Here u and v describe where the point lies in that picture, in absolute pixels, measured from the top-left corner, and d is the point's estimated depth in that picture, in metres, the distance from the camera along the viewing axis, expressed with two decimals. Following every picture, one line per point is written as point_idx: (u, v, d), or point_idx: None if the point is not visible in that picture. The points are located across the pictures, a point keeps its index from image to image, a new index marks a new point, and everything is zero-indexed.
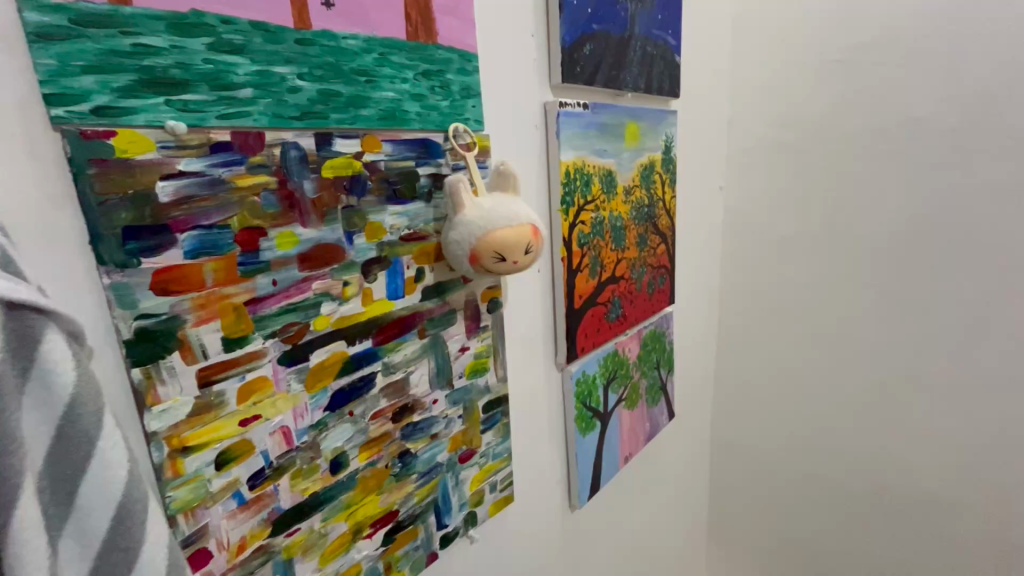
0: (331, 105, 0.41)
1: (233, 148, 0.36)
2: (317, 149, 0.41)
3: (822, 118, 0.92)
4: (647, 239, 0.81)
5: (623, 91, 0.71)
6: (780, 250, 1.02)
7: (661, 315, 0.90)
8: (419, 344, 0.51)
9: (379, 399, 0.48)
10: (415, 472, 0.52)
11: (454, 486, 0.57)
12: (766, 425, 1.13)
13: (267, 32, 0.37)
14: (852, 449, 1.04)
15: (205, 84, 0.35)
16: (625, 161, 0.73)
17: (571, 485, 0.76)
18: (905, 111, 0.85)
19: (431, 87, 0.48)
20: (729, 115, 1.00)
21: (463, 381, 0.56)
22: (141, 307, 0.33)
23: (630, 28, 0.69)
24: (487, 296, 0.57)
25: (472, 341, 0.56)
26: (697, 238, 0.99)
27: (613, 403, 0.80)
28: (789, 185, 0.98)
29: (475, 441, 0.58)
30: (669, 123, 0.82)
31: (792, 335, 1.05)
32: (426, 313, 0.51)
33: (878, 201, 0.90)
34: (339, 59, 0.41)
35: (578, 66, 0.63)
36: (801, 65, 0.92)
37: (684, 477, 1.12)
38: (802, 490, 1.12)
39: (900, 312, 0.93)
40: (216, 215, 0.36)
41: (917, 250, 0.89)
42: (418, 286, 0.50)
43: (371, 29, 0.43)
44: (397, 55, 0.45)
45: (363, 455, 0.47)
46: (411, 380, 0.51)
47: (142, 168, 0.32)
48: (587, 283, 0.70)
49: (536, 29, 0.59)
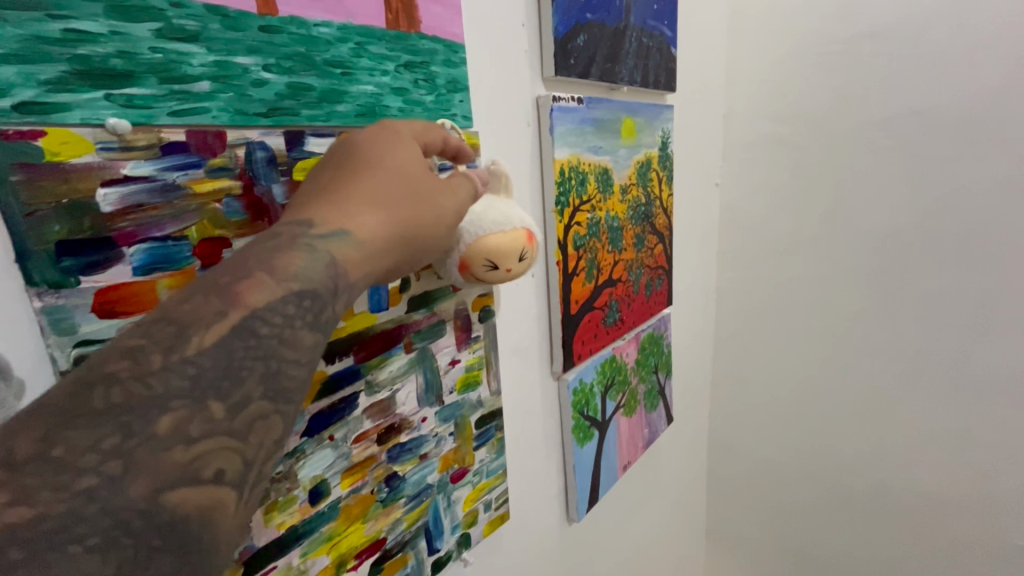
0: (303, 102, 0.30)
1: (192, 151, 0.26)
2: (288, 149, 0.30)
3: (827, 112, 0.79)
4: (644, 240, 0.70)
5: (618, 85, 0.60)
6: (779, 254, 0.89)
7: (659, 316, 0.77)
8: (406, 360, 0.40)
9: (362, 420, 0.37)
10: (403, 496, 0.41)
11: (446, 507, 0.45)
12: (769, 449, 0.99)
13: (225, 17, 0.27)
14: (873, 473, 0.90)
15: (154, 76, 0.25)
16: (622, 159, 0.62)
17: (569, 499, 0.64)
18: (915, 102, 0.73)
19: (415, 80, 0.36)
20: (725, 107, 0.87)
21: (456, 396, 0.45)
22: (82, 333, 0.24)
23: (625, 17, 0.58)
24: (479, 305, 0.46)
25: (463, 353, 0.45)
26: (691, 242, 0.86)
27: (611, 412, 0.68)
28: (788, 183, 0.85)
29: (469, 458, 0.47)
30: (667, 119, 0.71)
31: (799, 355, 0.92)
32: (413, 326, 0.40)
33: (888, 203, 0.78)
34: (310, 50, 0.30)
35: (572, 57, 0.52)
36: (803, 51, 0.79)
37: (681, 509, 1.00)
38: (815, 526, 0.98)
39: (924, 326, 0.80)
40: (171, 225, 0.26)
41: (940, 259, 0.76)
42: (404, 296, 0.39)
43: (348, 16, 0.32)
44: (376, 44, 0.34)
45: (346, 482, 0.37)
46: (399, 398, 0.40)
47: (79, 174, 0.23)
48: (584, 287, 0.59)
49: (528, 18, 0.48)
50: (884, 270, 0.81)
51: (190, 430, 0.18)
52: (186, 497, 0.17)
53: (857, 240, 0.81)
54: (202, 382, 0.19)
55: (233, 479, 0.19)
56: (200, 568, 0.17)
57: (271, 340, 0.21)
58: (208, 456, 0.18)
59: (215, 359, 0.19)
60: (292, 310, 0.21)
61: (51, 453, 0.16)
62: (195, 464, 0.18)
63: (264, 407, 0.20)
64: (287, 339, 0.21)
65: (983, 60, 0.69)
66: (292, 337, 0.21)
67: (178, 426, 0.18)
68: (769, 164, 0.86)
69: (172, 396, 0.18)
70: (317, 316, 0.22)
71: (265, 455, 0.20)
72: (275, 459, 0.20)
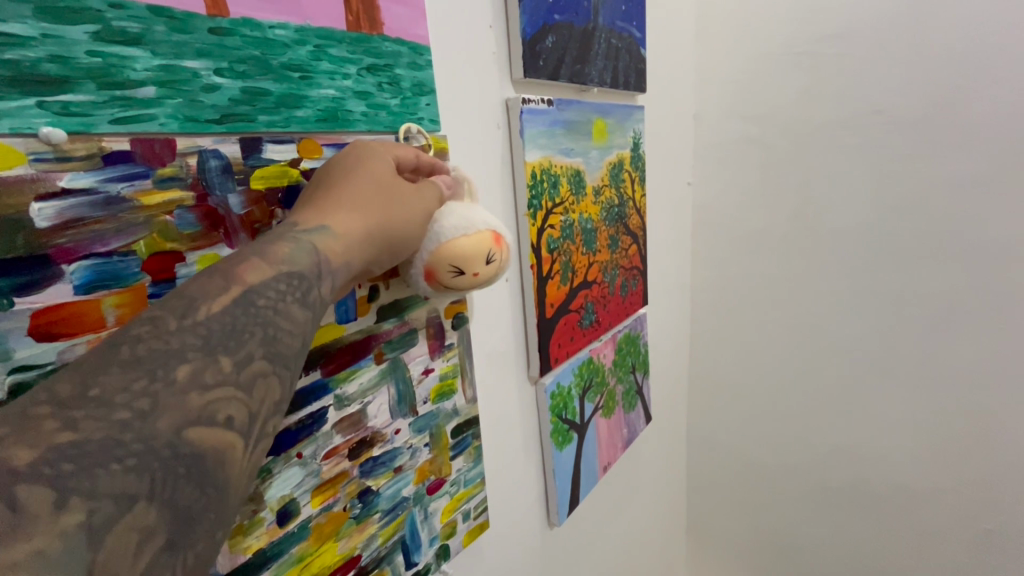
0: (259, 106, 0.31)
1: (135, 159, 0.26)
2: (244, 157, 0.30)
3: (792, 111, 0.82)
4: (619, 241, 0.71)
5: (588, 86, 0.61)
6: (752, 251, 0.92)
7: (635, 316, 0.79)
8: (376, 371, 0.40)
9: (332, 436, 0.38)
10: (378, 511, 0.42)
11: (423, 520, 0.46)
12: (746, 439, 1.02)
13: (171, 19, 0.27)
14: (846, 459, 0.93)
15: (92, 81, 0.25)
16: (594, 160, 0.63)
17: (549, 502, 0.65)
18: (874, 101, 0.77)
19: (378, 84, 0.37)
20: (696, 107, 0.89)
21: (429, 406, 0.45)
22: (16, 359, 0.23)
23: (594, 18, 0.60)
24: (451, 312, 0.47)
25: (437, 362, 0.46)
26: (666, 240, 0.88)
27: (589, 413, 0.70)
28: (758, 182, 0.88)
29: (446, 469, 0.48)
30: (637, 119, 0.73)
31: (771, 349, 0.95)
32: (383, 337, 0.41)
33: (852, 199, 0.82)
34: (265, 53, 0.31)
35: (540, 59, 0.53)
36: (768, 54, 0.82)
37: (662, 503, 1.02)
38: (789, 515, 1.02)
39: (890, 314, 0.83)
40: (116, 240, 0.26)
41: (900, 251, 0.80)
42: (372, 306, 0.40)
43: (304, 18, 0.32)
44: (336, 47, 0.34)
45: (317, 500, 0.37)
46: (370, 411, 0.40)
47: (9, 187, 0.23)
48: (559, 290, 0.60)
49: (494, 20, 0.49)
50: (852, 260, 0.84)
51: (205, 379, 0.20)
52: (203, 434, 0.20)
53: (825, 233, 0.85)
54: (212, 340, 0.21)
55: (242, 426, 0.21)
56: (214, 489, 0.19)
57: (268, 310, 0.23)
58: (221, 403, 0.20)
59: (221, 324, 0.22)
60: (282, 287, 0.24)
61: (89, 392, 0.19)
62: (210, 409, 0.20)
63: (266, 367, 0.22)
64: (282, 310, 0.24)
65: (934, 61, 0.72)
66: (287, 310, 0.24)
67: (194, 375, 0.20)
68: (739, 162, 0.88)
69: (189, 351, 0.21)
70: (306, 293, 0.25)
71: (267, 413, 0.22)
72: (276, 417, 0.22)
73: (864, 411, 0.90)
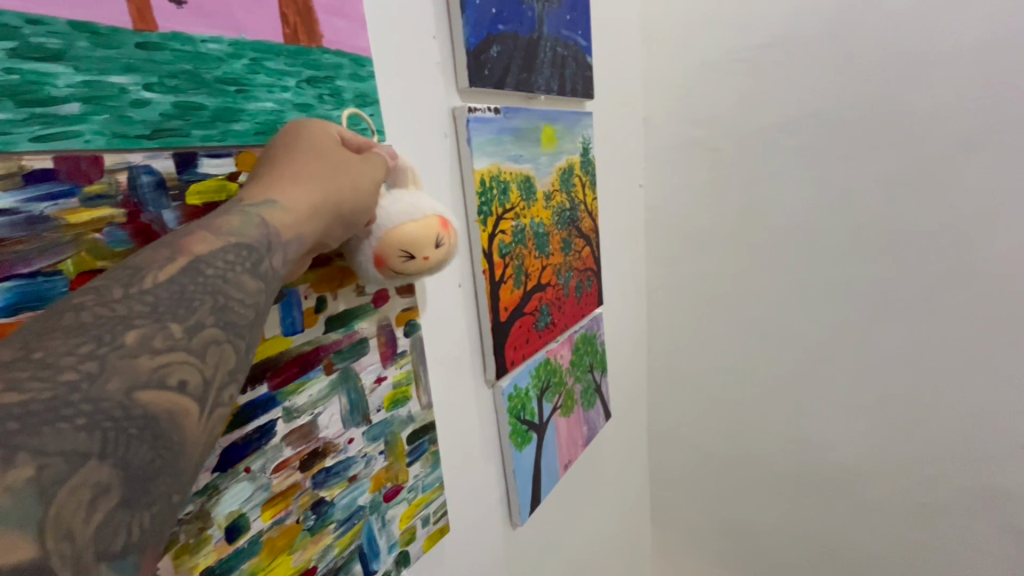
0: (193, 120, 0.30)
1: (60, 178, 0.25)
2: (179, 173, 0.29)
3: (733, 115, 0.86)
4: (572, 243, 0.73)
5: (535, 94, 0.63)
6: (701, 249, 0.95)
7: (591, 316, 0.81)
8: (327, 381, 0.40)
9: (282, 448, 0.37)
10: (333, 521, 0.41)
11: (381, 528, 0.45)
12: (703, 430, 1.05)
13: (95, 34, 0.26)
14: (795, 444, 0.97)
15: (8, 99, 0.23)
16: (543, 166, 0.65)
17: (511, 502, 0.65)
18: (808, 105, 0.81)
19: (318, 96, 0.37)
20: (644, 112, 0.93)
21: (383, 414, 0.45)
22: None
23: (539, 28, 0.61)
24: (402, 319, 0.46)
25: (390, 370, 0.45)
26: (619, 241, 0.90)
27: (548, 413, 0.71)
28: (705, 183, 0.91)
29: (403, 475, 0.47)
30: (586, 124, 0.74)
31: (722, 343, 0.98)
32: (332, 346, 0.40)
33: (790, 197, 0.86)
34: (198, 67, 0.30)
35: (485, 69, 0.54)
36: (710, 61, 0.86)
37: (625, 498, 1.04)
38: (745, 503, 1.05)
39: (829, 304, 0.87)
40: (40, 261, 0.25)
41: (837, 247, 0.84)
42: (320, 317, 0.39)
43: (238, 31, 0.32)
44: (274, 61, 0.34)
45: (268, 514, 0.36)
46: (321, 421, 0.39)
47: None
48: (512, 293, 0.61)
49: (438, 30, 0.49)
50: (794, 255, 0.88)
51: (154, 343, 0.21)
52: (154, 396, 0.20)
53: (767, 231, 0.89)
54: (161, 307, 0.21)
55: (195, 391, 0.21)
56: (168, 450, 0.19)
57: (218, 278, 0.23)
58: (174, 366, 0.21)
59: (168, 291, 0.22)
60: (232, 257, 0.24)
61: (32, 355, 0.19)
62: (163, 371, 0.20)
63: (218, 333, 0.22)
64: (233, 279, 0.24)
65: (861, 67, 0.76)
66: (240, 278, 0.24)
67: (143, 339, 0.20)
68: (686, 164, 0.92)
69: (136, 315, 0.21)
70: (255, 262, 0.25)
71: (223, 377, 0.22)
72: (233, 382, 0.23)
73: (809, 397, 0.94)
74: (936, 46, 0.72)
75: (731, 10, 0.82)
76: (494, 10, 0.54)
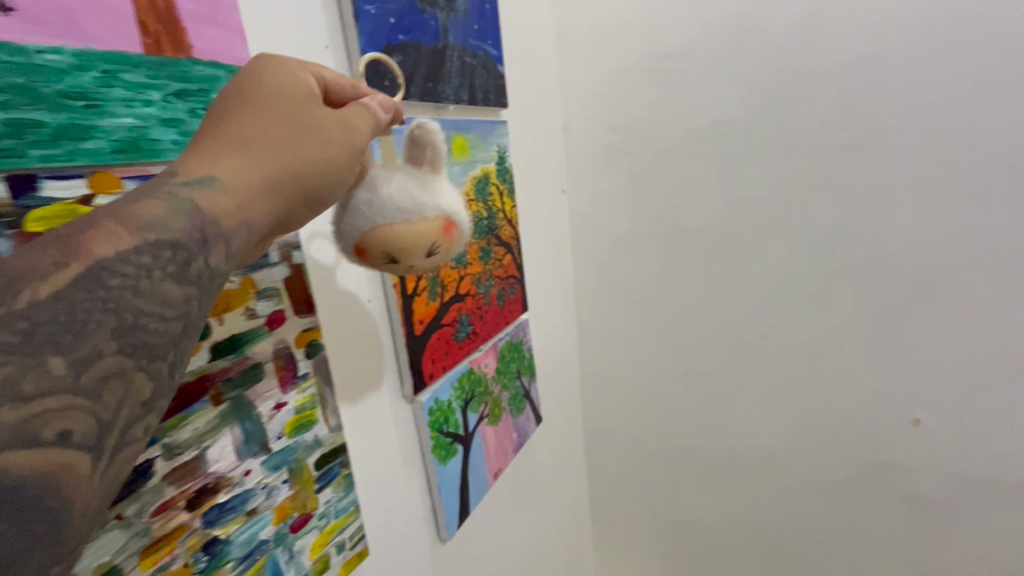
0: (29, 140, 0.26)
1: None
2: (13, 196, 0.25)
3: (647, 121, 0.89)
4: (490, 251, 0.72)
5: (445, 104, 0.61)
6: (623, 250, 0.98)
7: (516, 323, 0.81)
8: (214, 412, 0.36)
9: (163, 487, 0.33)
10: (229, 562, 0.37)
11: (288, 561, 0.42)
12: (630, 426, 1.09)
13: None
14: (715, 435, 1.02)
15: None
16: (456, 176, 0.63)
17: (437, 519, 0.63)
18: (711, 112, 0.85)
19: (188, 110, 0.33)
20: (564, 119, 0.95)
21: (285, 441, 0.41)
22: None
23: (444, 37, 0.60)
24: (303, 341, 0.43)
25: (290, 394, 0.42)
26: (544, 245, 0.91)
27: (472, 423, 0.69)
28: (623, 187, 0.94)
29: (311, 503, 0.44)
30: (501, 133, 0.74)
31: (648, 340, 1.02)
32: (220, 375, 0.36)
33: (698, 198, 0.90)
34: (34, 78, 0.26)
35: (387, 79, 0.52)
36: (620, 69, 0.88)
37: (564, 496, 1.06)
38: (676, 493, 1.10)
39: (738, 299, 0.92)
40: None
41: (741, 245, 0.89)
42: (203, 344, 0.35)
43: (85, 39, 0.28)
44: (131, 71, 0.30)
45: (146, 564, 0.32)
46: (209, 456, 0.36)
47: None
48: (428, 306, 0.59)
49: (331, 38, 0.47)
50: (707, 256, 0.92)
51: (23, 388, 0.16)
52: (24, 458, 0.16)
53: (681, 233, 0.93)
54: (36, 335, 0.17)
55: (86, 442, 0.17)
56: (43, 522, 0.16)
57: (125, 289, 0.19)
58: (49, 419, 0.17)
59: (49, 310, 0.17)
60: (147, 258, 0.20)
61: None
62: (35, 427, 0.16)
63: (124, 361, 0.19)
64: (148, 286, 0.20)
65: (751, 77, 0.81)
66: (159, 284, 0.20)
67: (7, 384, 0.16)
68: (602, 171, 0.95)
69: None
70: (179, 260, 0.21)
71: (126, 413, 0.19)
72: (143, 414, 0.19)
73: (724, 389, 0.98)
74: (820, 55, 0.77)
75: (643, 19, 0.85)
76: (392, 20, 0.52)
